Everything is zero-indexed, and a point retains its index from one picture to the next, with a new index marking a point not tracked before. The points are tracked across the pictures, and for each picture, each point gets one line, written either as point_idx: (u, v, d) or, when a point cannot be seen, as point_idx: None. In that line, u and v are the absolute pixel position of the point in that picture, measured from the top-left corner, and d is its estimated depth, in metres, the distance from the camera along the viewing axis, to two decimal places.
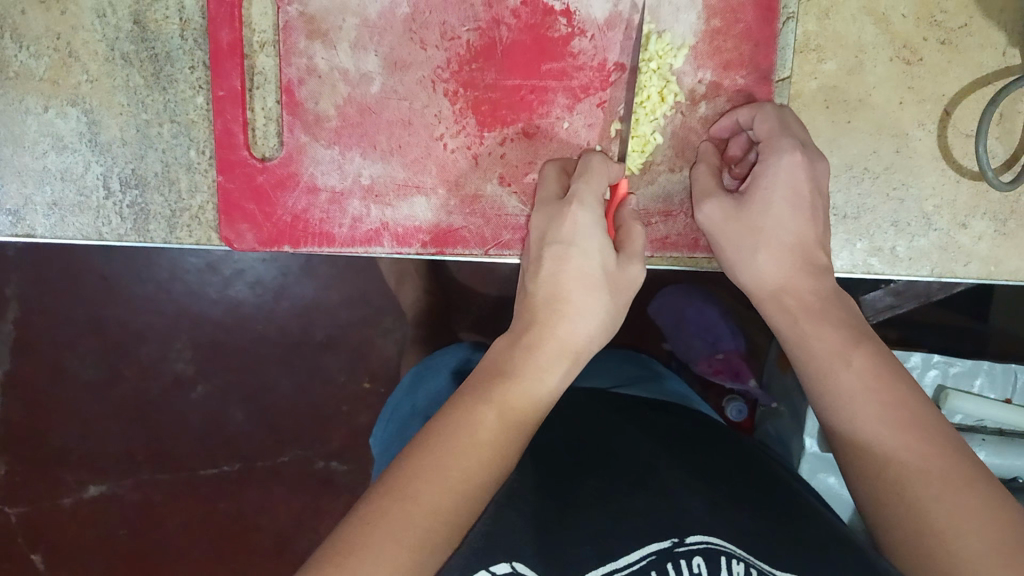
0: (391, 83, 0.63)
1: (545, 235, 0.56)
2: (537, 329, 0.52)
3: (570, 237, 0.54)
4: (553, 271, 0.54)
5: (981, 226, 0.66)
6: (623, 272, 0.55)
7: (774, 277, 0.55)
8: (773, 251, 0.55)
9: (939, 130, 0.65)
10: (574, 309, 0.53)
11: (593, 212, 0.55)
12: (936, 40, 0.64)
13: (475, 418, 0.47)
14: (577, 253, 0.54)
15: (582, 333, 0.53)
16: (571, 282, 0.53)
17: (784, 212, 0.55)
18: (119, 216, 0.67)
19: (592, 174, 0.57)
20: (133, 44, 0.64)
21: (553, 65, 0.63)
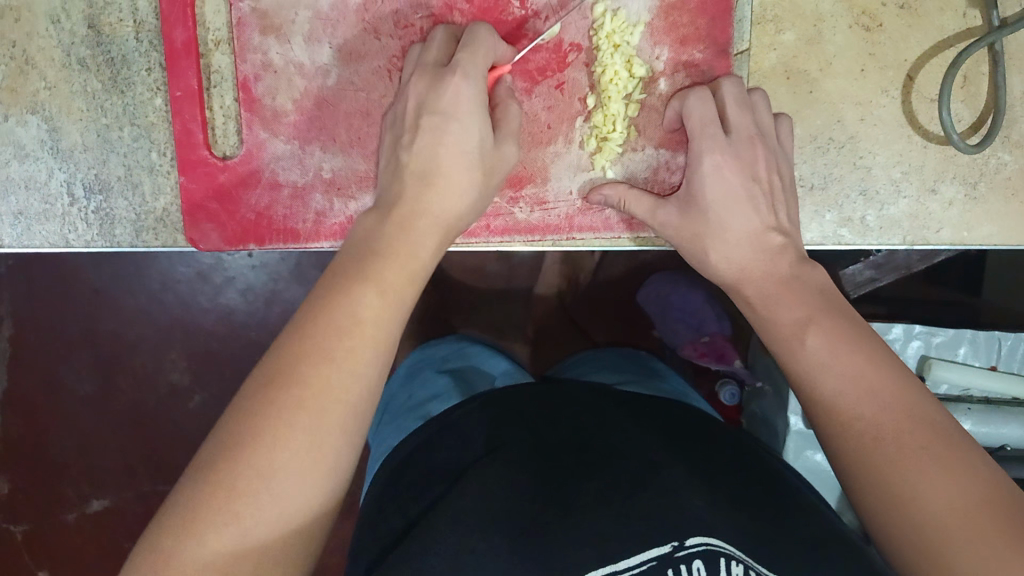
0: (347, 75, 0.63)
1: (422, 104, 0.56)
2: (403, 203, 0.53)
3: (450, 110, 0.55)
4: (430, 142, 0.55)
5: (951, 191, 0.65)
6: (497, 152, 0.57)
7: (727, 274, 0.57)
8: (727, 247, 0.57)
9: (903, 96, 0.64)
10: (443, 180, 0.54)
11: (476, 87, 0.55)
12: (894, 5, 0.63)
13: (348, 293, 0.45)
14: (454, 127, 0.54)
15: (457, 196, 0.54)
16: (446, 160, 0.54)
17: (727, 211, 0.57)
18: (85, 222, 0.67)
19: (469, 68, 0.55)
20: (89, 49, 0.64)
21: (509, 48, 0.63)
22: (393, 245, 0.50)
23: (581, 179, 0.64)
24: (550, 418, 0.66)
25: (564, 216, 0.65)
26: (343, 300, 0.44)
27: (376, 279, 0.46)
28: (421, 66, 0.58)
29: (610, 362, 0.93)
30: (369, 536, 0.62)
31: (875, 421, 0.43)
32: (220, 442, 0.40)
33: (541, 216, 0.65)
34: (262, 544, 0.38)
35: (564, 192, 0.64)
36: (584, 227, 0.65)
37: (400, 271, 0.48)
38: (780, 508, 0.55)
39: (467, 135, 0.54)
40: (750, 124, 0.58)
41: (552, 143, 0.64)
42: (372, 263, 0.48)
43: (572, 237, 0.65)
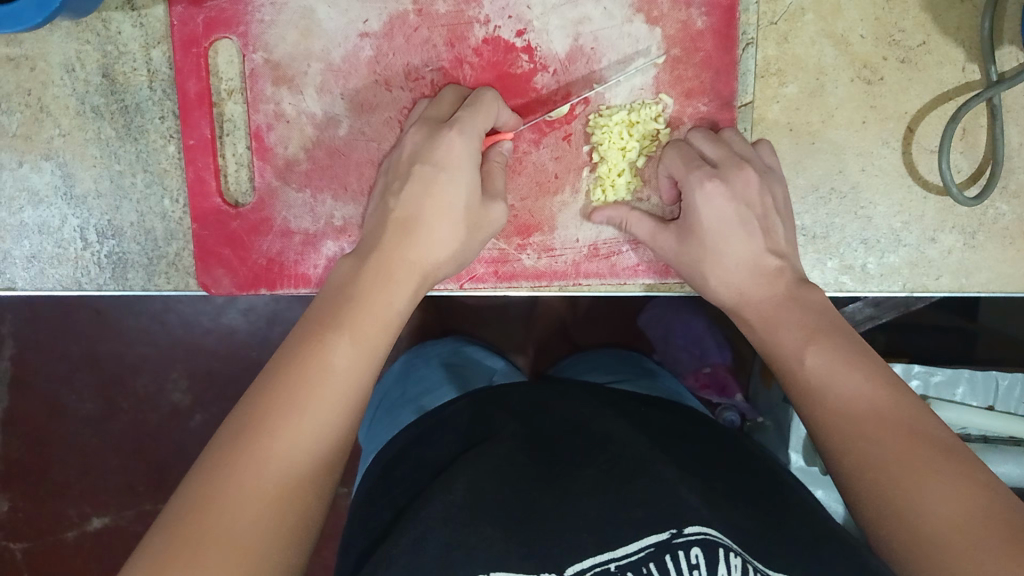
0: (359, 124, 0.64)
1: (420, 152, 0.58)
2: (379, 250, 0.54)
3: (442, 162, 0.57)
4: (420, 191, 0.56)
5: (950, 239, 0.67)
6: (485, 213, 0.58)
7: (729, 299, 0.59)
8: (731, 270, 0.58)
9: (903, 147, 0.65)
10: (420, 230, 0.55)
11: (466, 144, 0.57)
12: (895, 59, 0.64)
13: (322, 340, 0.46)
14: (446, 181, 0.56)
15: (438, 238, 0.55)
16: (433, 211, 0.56)
17: (724, 241, 0.59)
18: (97, 266, 0.67)
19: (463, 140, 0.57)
20: (103, 97, 0.65)
21: (517, 100, 0.64)
22: (359, 291, 0.50)
23: (588, 228, 0.65)
24: (538, 417, 0.68)
25: (571, 263, 0.66)
26: (316, 350, 0.45)
27: (348, 329, 0.47)
28: (425, 120, 0.60)
29: (604, 362, 0.94)
30: (357, 535, 0.63)
31: (873, 432, 0.44)
32: (199, 486, 0.39)
33: (549, 263, 0.66)
34: (264, 517, 0.39)
35: (571, 239, 0.65)
36: (591, 274, 0.66)
37: (373, 321, 0.49)
38: (771, 500, 0.56)
39: (457, 187, 0.56)
40: (731, 155, 0.60)
41: (559, 193, 0.65)
42: (342, 313, 0.48)
43: (579, 283, 0.66)
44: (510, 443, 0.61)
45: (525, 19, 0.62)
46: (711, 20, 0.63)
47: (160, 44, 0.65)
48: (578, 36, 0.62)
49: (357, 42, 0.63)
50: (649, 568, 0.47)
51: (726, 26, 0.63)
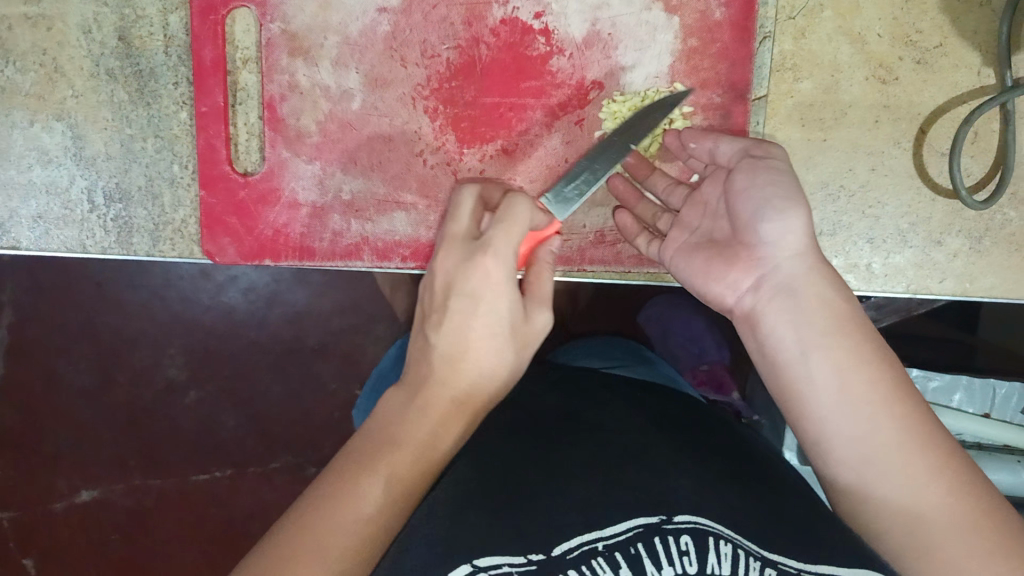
0: (372, 100, 0.64)
1: (456, 276, 0.48)
2: (428, 388, 0.46)
3: (473, 289, 0.48)
4: (449, 320, 0.48)
5: (956, 243, 0.67)
6: (532, 321, 0.50)
7: (781, 250, 0.51)
8: (782, 223, 0.51)
9: (915, 149, 0.66)
10: (471, 362, 0.47)
11: (505, 267, 0.48)
12: (910, 60, 0.65)
13: (349, 478, 0.42)
14: (466, 295, 0.48)
15: (486, 371, 0.47)
16: (478, 341, 0.47)
17: (797, 193, 0.53)
18: (103, 229, 0.67)
19: (517, 220, 0.48)
20: (117, 60, 0.65)
21: (532, 82, 0.64)
22: (405, 430, 0.45)
23: (596, 214, 0.66)
24: (542, 399, 0.68)
25: (577, 248, 0.66)
26: (344, 492, 0.41)
27: (387, 470, 0.42)
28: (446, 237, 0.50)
29: (605, 349, 0.94)
30: None
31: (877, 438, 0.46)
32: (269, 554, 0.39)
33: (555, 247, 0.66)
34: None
35: (579, 225, 0.66)
36: (596, 260, 0.66)
37: (416, 462, 0.44)
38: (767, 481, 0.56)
39: (493, 300, 0.48)
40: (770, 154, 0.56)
41: None
42: (381, 450, 0.43)
43: (583, 269, 0.67)
44: (524, 440, 0.59)
45: (544, 1, 0.62)
46: (729, 12, 0.63)
47: (178, 10, 0.65)
48: (596, 21, 0.62)
49: (374, 17, 0.63)
50: (637, 548, 0.47)
51: (744, 19, 0.63)
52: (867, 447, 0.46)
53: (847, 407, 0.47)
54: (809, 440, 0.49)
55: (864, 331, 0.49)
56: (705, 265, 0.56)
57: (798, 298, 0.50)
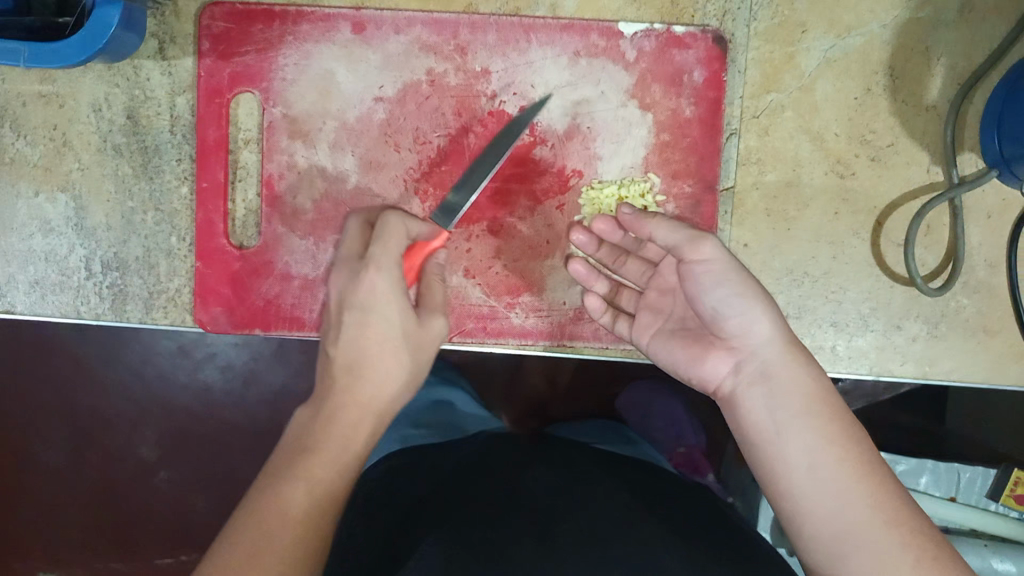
0: (365, 181, 0.68)
1: (346, 298, 0.54)
2: (331, 394, 0.51)
3: (368, 302, 0.53)
4: (353, 337, 0.53)
5: (915, 328, 0.71)
6: (426, 330, 0.56)
7: (760, 336, 0.53)
8: (762, 312, 0.53)
9: (873, 239, 0.70)
10: (370, 375, 0.52)
11: (388, 282, 0.54)
12: (866, 158, 0.70)
13: (281, 489, 0.46)
14: (376, 318, 0.53)
15: (385, 379, 0.52)
16: (376, 350, 0.52)
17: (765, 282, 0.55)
18: (98, 296, 0.69)
19: (389, 234, 0.54)
20: (125, 137, 0.69)
21: (516, 169, 0.68)
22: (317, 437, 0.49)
23: (575, 291, 0.69)
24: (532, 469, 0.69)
25: (558, 324, 0.69)
26: (277, 505, 0.45)
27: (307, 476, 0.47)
28: (340, 261, 0.57)
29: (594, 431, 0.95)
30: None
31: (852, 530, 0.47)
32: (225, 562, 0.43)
33: (537, 323, 0.69)
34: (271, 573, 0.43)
35: (559, 301, 0.69)
36: (576, 337, 0.69)
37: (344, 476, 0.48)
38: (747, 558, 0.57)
39: (392, 314, 0.53)
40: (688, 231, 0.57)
41: (549, 256, 0.69)
42: (298, 458, 0.48)
43: (563, 345, 0.69)
44: (463, 491, 0.64)
45: (528, 96, 0.68)
46: (698, 110, 0.68)
47: (185, 92, 0.69)
48: (576, 115, 0.68)
49: (371, 105, 0.68)
50: None
51: (711, 116, 0.68)
52: (843, 523, 0.48)
53: (817, 489, 0.49)
54: (787, 516, 0.51)
55: (837, 409, 0.51)
56: (686, 349, 0.59)
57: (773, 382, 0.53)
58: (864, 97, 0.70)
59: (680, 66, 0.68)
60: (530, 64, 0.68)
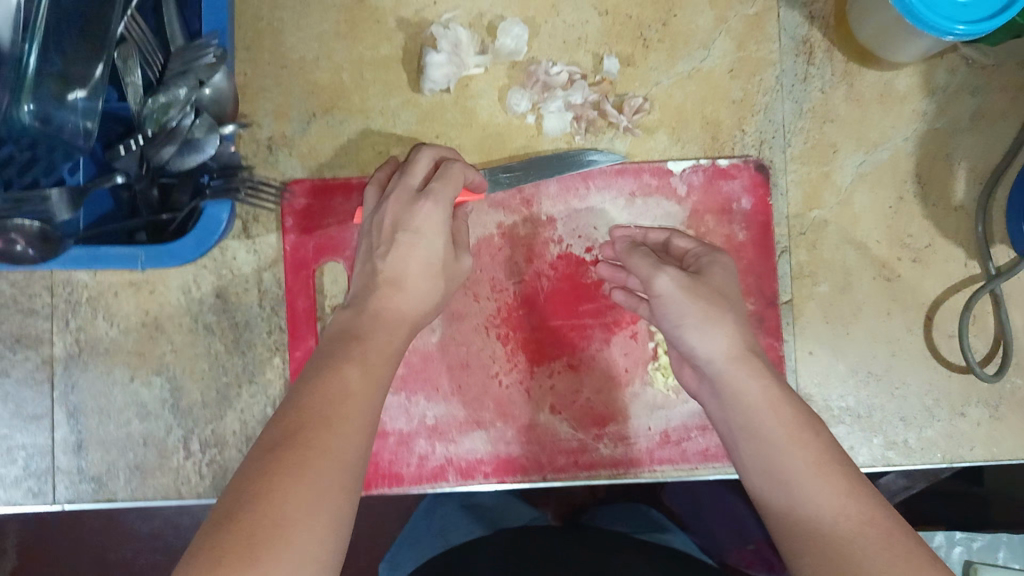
0: (449, 332, 0.72)
1: (400, 219, 0.58)
2: (371, 303, 0.55)
3: (423, 228, 0.58)
4: (401, 254, 0.57)
5: (977, 412, 0.75)
6: (459, 265, 0.61)
7: (703, 354, 0.57)
8: (705, 332, 0.56)
9: (925, 333, 0.75)
10: (404, 292, 0.56)
11: (442, 213, 0.59)
12: (908, 259, 0.75)
13: (334, 370, 0.49)
14: (421, 244, 0.57)
15: (408, 308, 0.56)
16: (414, 272, 0.57)
17: (709, 299, 0.57)
18: (198, 474, 0.71)
19: (451, 177, 0.60)
20: (215, 315, 0.72)
21: (589, 305, 0.72)
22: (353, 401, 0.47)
23: (658, 416, 0.72)
24: None
25: (646, 450, 0.71)
26: (320, 394, 0.47)
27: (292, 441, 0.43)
28: (401, 185, 0.60)
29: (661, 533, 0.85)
30: None
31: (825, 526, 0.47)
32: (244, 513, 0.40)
33: (625, 451, 0.71)
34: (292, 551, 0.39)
35: (644, 427, 0.71)
36: (665, 460, 0.71)
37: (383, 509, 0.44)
38: None
39: (434, 250, 0.58)
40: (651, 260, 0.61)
41: (630, 384, 0.72)
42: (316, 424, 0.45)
43: (653, 470, 0.71)
44: None
45: (592, 238, 0.73)
46: (750, 234, 0.74)
47: (271, 267, 0.72)
48: None
49: None
50: None
51: (763, 238, 0.74)
52: (806, 515, 0.48)
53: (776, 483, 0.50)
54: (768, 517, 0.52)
55: (797, 414, 0.52)
56: (681, 367, 0.64)
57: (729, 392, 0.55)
58: (898, 203, 0.75)
59: (729, 195, 0.73)
60: (591, 208, 0.73)
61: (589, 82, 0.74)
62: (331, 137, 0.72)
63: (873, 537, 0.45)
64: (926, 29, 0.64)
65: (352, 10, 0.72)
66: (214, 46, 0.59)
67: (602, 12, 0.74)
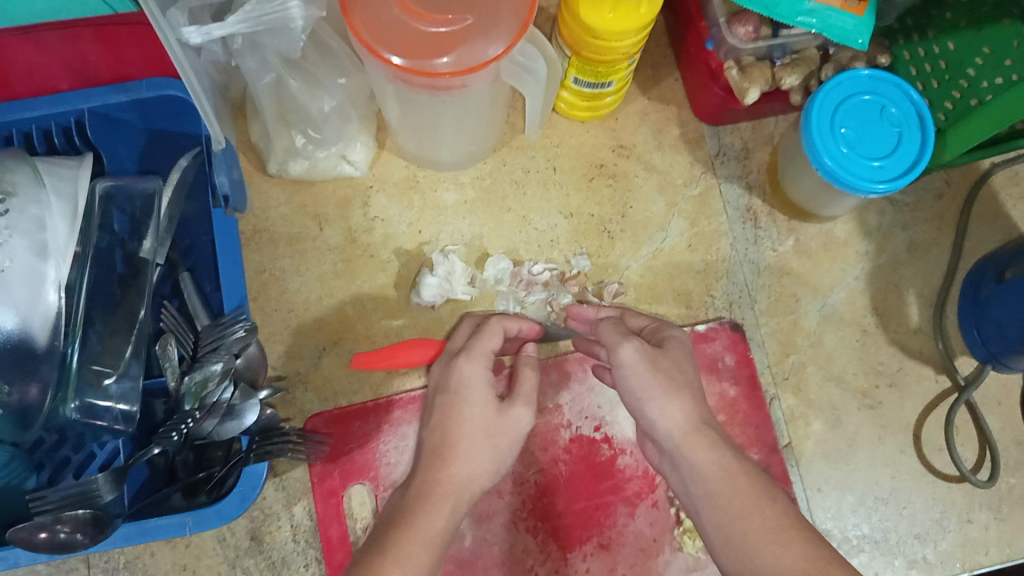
0: (480, 533, 0.74)
1: (450, 384, 0.65)
2: (433, 473, 0.59)
3: (467, 394, 0.63)
4: (438, 419, 0.63)
5: (983, 517, 0.79)
6: (509, 416, 0.63)
7: (662, 426, 0.60)
8: (663, 407, 0.60)
9: (918, 451, 0.80)
10: (458, 465, 0.60)
11: (482, 370, 0.65)
12: (885, 385, 0.82)
13: (396, 556, 0.53)
14: (467, 405, 0.62)
15: (465, 473, 0.59)
16: (466, 438, 0.61)
17: (666, 372, 0.62)
18: None
19: (483, 344, 0.67)
20: (251, 558, 0.73)
21: (608, 482, 0.77)
22: None
23: None
24: None
25: None
26: None
27: None
28: (477, 352, 0.66)
29: None
30: None
31: None
32: None
33: None
34: None
35: None
36: None
37: None
38: None
39: (474, 407, 0.62)
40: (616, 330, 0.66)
41: (661, 552, 0.75)
42: None
43: None
44: None
45: (599, 416, 0.78)
46: (740, 388, 0.80)
47: (301, 500, 0.74)
48: None
49: None
50: None
51: (753, 390, 0.80)
52: None
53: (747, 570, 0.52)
54: None
55: (765, 505, 0.55)
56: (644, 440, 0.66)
57: (693, 468, 0.58)
58: (865, 335, 0.83)
59: (713, 355, 0.80)
60: (591, 388, 0.78)
61: (566, 276, 0.81)
62: (343, 368, 0.77)
63: None
64: (850, 186, 0.71)
65: (347, 249, 0.80)
66: (242, 320, 0.65)
67: (568, 214, 0.83)
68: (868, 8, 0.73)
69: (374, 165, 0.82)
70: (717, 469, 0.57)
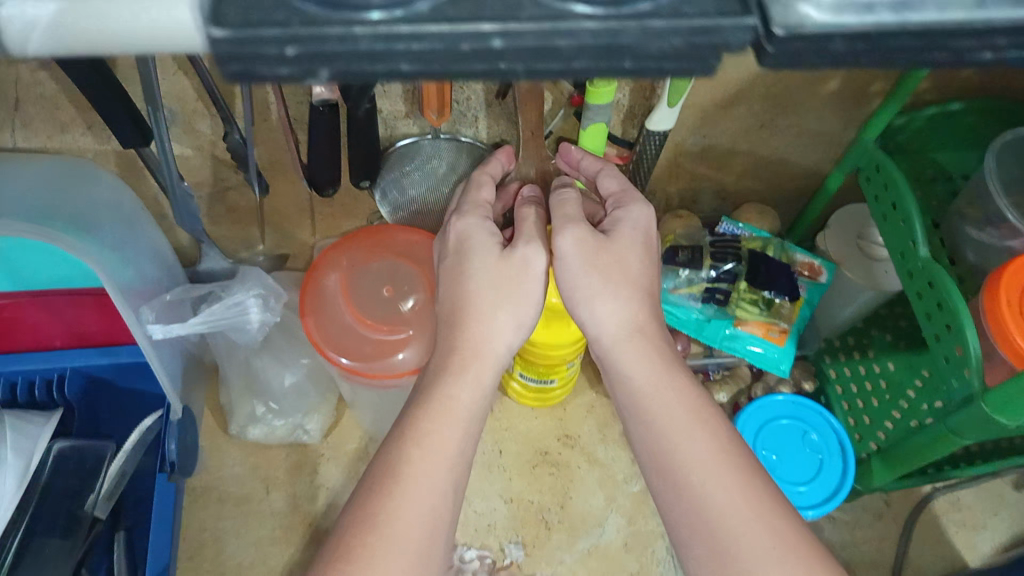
0: None
1: (466, 241, 0.54)
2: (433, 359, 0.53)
3: (472, 254, 0.53)
4: (449, 285, 0.54)
5: None
6: (512, 262, 0.53)
7: (602, 330, 0.52)
8: (594, 308, 0.52)
9: None
10: (473, 335, 0.52)
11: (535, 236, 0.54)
12: None
13: (405, 452, 0.47)
14: (472, 264, 0.53)
15: (484, 341, 0.52)
16: (477, 297, 0.52)
17: (605, 270, 0.52)
18: None
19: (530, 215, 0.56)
20: None
21: None
22: (415, 467, 0.47)
23: None
24: None
25: None
26: (389, 511, 0.45)
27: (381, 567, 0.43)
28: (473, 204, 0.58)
29: None
30: None
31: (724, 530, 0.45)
32: None
33: None
34: None
35: None
36: None
37: None
38: None
39: (478, 267, 0.53)
40: (619, 196, 0.58)
41: None
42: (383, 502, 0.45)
43: None
44: None
45: None
46: None
47: None
48: None
49: None
50: None
51: None
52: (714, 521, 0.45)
53: (664, 482, 0.48)
54: (680, 521, 0.47)
55: (710, 420, 0.49)
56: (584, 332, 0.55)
57: (630, 358, 0.51)
58: None
59: None
60: None
61: (498, 565, 0.81)
62: None
63: (745, 527, 0.45)
64: None
65: (288, 516, 0.82)
66: None
67: (508, 499, 0.84)
68: (789, 338, 0.78)
69: (330, 435, 0.87)
70: (667, 385, 0.51)
